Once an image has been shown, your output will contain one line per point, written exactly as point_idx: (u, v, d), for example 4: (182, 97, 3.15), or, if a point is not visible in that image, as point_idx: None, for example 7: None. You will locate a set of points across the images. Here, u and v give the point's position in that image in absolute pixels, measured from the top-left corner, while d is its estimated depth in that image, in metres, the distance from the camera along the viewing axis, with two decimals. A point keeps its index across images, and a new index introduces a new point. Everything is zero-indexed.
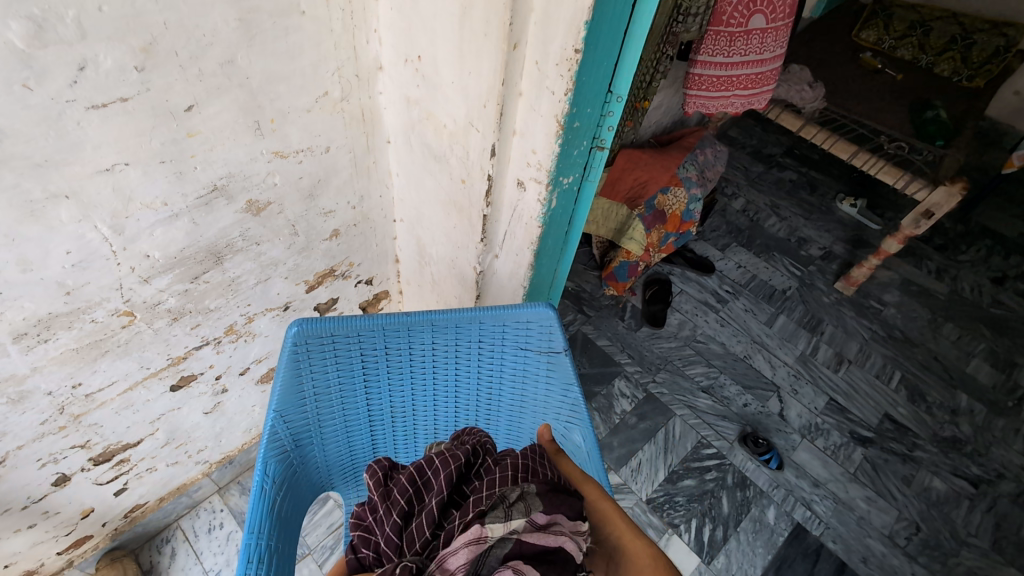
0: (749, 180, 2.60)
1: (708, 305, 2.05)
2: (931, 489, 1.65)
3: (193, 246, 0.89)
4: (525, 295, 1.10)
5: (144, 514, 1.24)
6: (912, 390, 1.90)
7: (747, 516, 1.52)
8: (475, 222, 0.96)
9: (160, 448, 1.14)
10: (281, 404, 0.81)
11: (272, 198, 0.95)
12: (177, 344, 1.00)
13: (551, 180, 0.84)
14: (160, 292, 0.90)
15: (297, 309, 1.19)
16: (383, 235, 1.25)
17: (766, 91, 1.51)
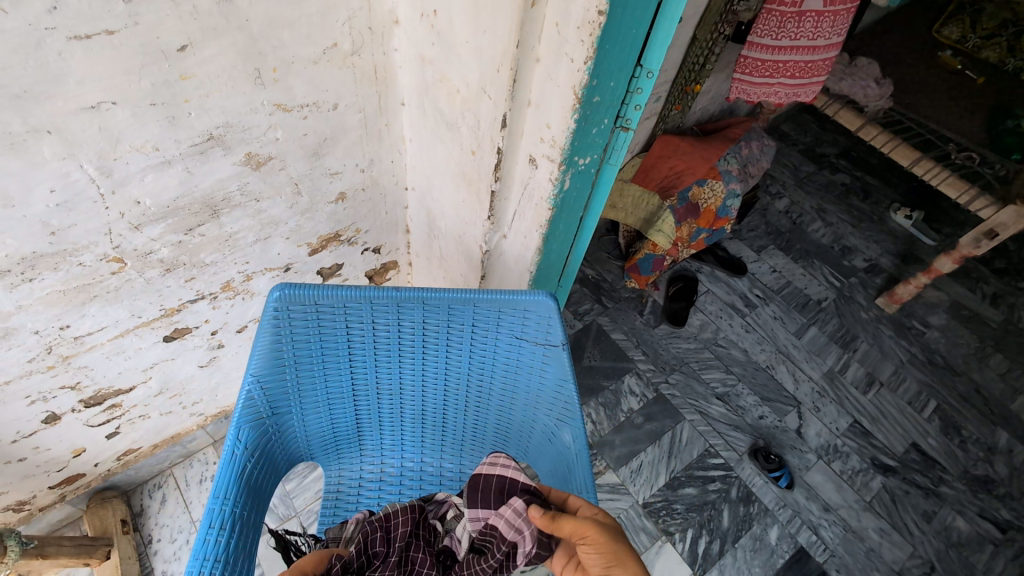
0: (796, 180, 2.44)
1: (734, 309, 1.94)
2: (952, 529, 1.54)
3: (187, 197, 0.86)
4: (532, 281, 1.04)
5: (137, 459, 1.25)
6: (946, 422, 1.76)
7: (747, 533, 1.44)
8: (482, 197, 0.89)
9: (154, 396, 1.14)
10: (259, 370, 0.78)
11: (274, 153, 0.90)
12: (171, 295, 0.98)
13: (565, 159, 0.77)
14: (151, 241, 0.87)
15: (299, 271, 1.16)
16: (393, 203, 1.20)
17: (816, 83, 1.34)
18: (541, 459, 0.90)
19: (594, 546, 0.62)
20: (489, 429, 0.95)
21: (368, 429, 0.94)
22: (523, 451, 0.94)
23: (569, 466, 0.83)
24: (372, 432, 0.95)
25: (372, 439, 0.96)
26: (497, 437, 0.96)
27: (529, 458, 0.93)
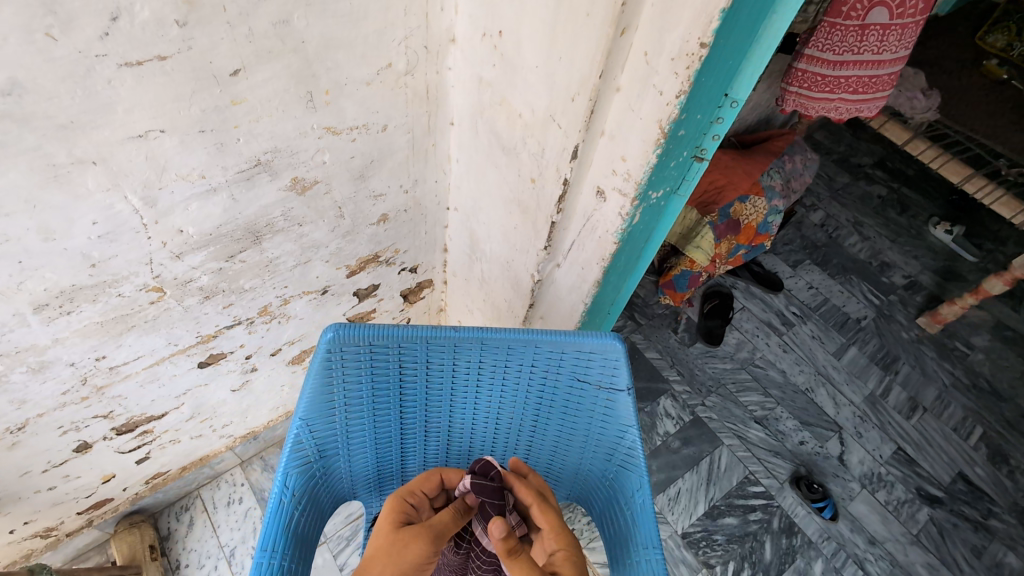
0: (831, 191, 2.36)
1: (771, 327, 1.88)
2: (1004, 565, 1.48)
3: (231, 223, 0.81)
4: (584, 311, 0.98)
5: (165, 482, 1.22)
6: (993, 450, 1.70)
7: (790, 567, 1.39)
8: (541, 228, 0.84)
9: (184, 421, 1.11)
10: (308, 413, 0.73)
11: (320, 177, 0.85)
12: (208, 322, 0.93)
13: (639, 193, 0.71)
14: (192, 269, 0.83)
15: (336, 293, 1.12)
16: (433, 223, 1.15)
17: (880, 97, 1.27)
18: (596, 504, 0.85)
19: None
20: (541, 470, 0.91)
21: (413, 468, 0.90)
22: (576, 493, 0.90)
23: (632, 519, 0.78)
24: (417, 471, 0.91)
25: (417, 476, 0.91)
26: (547, 477, 0.91)
27: (583, 501, 0.89)
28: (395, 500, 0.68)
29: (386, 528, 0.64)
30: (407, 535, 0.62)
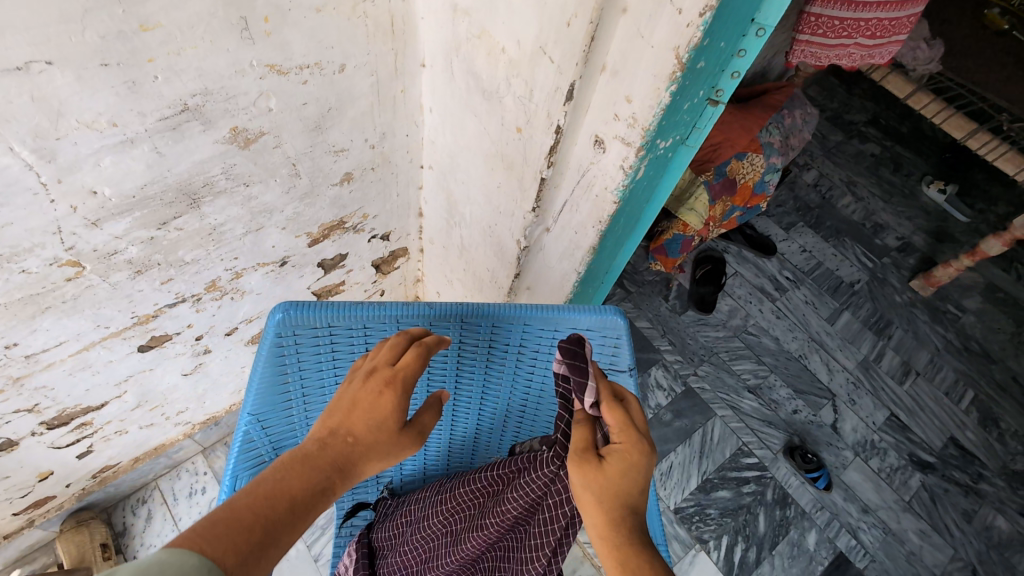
0: (824, 149, 2.27)
1: (764, 293, 1.81)
2: (993, 529, 1.48)
3: (159, 183, 0.68)
4: (577, 281, 0.88)
5: (116, 475, 1.11)
6: (983, 413, 1.68)
7: (784, 539, 1.36)
8: (528, 186, 0.73)
9: (131, 410, 0.99)
10: (258, 407, 0.63)
11: (266, 128, 0.72)
12: (144, 300, 0.81)
13: (646, 142, 0.60)
14: (115, 238, 0.70)
15: (297, 265, 0.99)
16: (405, 184, 1.02)
17: (894, 42, 1.20)
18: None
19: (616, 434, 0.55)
20: None
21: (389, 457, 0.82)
22: None
23: None
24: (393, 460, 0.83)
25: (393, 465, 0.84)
26: None
27: None
28: (400, 395, 0.53)
29: (383, 428, 0.52)
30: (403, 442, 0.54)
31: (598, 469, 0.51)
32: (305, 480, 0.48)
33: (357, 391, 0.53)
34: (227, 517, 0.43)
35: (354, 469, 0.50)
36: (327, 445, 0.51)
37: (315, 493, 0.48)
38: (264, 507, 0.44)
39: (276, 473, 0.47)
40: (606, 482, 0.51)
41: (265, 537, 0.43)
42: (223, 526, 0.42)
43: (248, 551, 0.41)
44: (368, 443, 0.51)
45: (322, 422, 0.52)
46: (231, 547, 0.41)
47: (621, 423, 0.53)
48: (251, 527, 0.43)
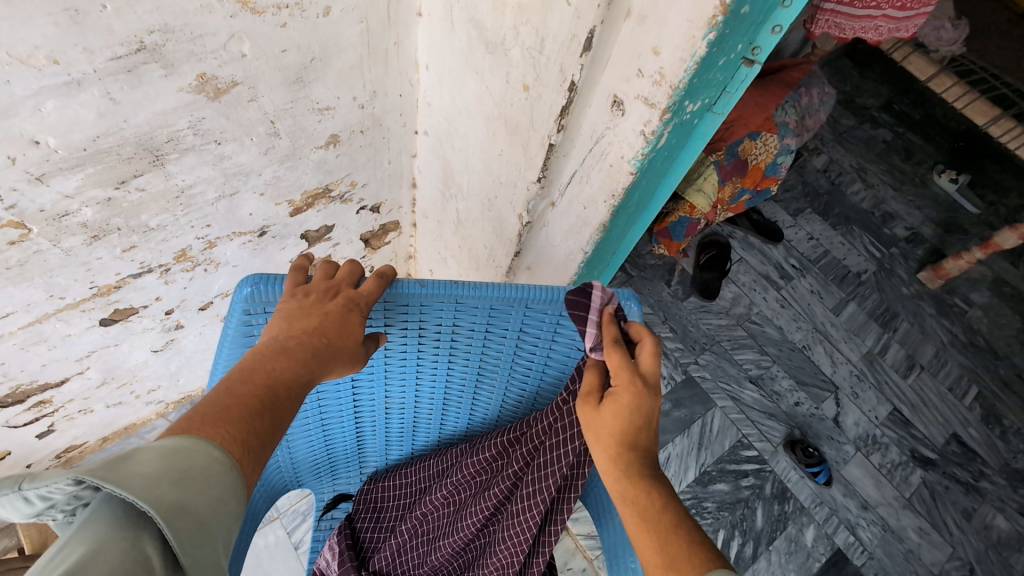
0: (835, 134, 2.19)
1: (769, 280, 1.75)
2: (992, 528, 1.45)
3: (114, 136, 0.59)
4: (583, 262, 0.82)
5: (82, 456, 1.04)
6: (987, 410, 1.65)
7: (782, 535, 1.32)
8: (534, 153, 0.65)
9: (95, 388, 0.91)
10: None
11: (239, 77, 0.63)
12: (104, 269, 0.73)
13: (673, 104, 0.52)
14: (65, 198, 0.61)
15: (277, 235, 0.91)
16: (397, 152, 0.94)
17: (922, 13, 1.11)
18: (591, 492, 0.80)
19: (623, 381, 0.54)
20: None
21: (372, 443, 0.78)
22: None
23: None
24: (378, 446, 0.79)
25: (377, 452, 0.80)
26: None
27: None
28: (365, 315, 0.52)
29: (353, 335, 0.50)
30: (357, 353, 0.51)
31: (591, 411, 0.52)
32: (284, 369, 0.45)
33: (322, 303, 0.50)
34: (232, 403, 0.42)
35: (329, 366, 0.48)
36: (298, 339, 0.47)
37: (300, 383, 0.46)
38: (261, 391, 0.43)
39: (254, 364, 0.45)
40: (600, 423, 0.51)
41: (271, 421, 0.43)
42: (232, 410, 0.41)
43: (260, 431, 0.42)
44: (342, 347, 0.49)
45: (284, 326, 0.48)
46: (246, 429, 0.41)
47: (621, 366, 0.52)
48: (258, 409, 0.42)
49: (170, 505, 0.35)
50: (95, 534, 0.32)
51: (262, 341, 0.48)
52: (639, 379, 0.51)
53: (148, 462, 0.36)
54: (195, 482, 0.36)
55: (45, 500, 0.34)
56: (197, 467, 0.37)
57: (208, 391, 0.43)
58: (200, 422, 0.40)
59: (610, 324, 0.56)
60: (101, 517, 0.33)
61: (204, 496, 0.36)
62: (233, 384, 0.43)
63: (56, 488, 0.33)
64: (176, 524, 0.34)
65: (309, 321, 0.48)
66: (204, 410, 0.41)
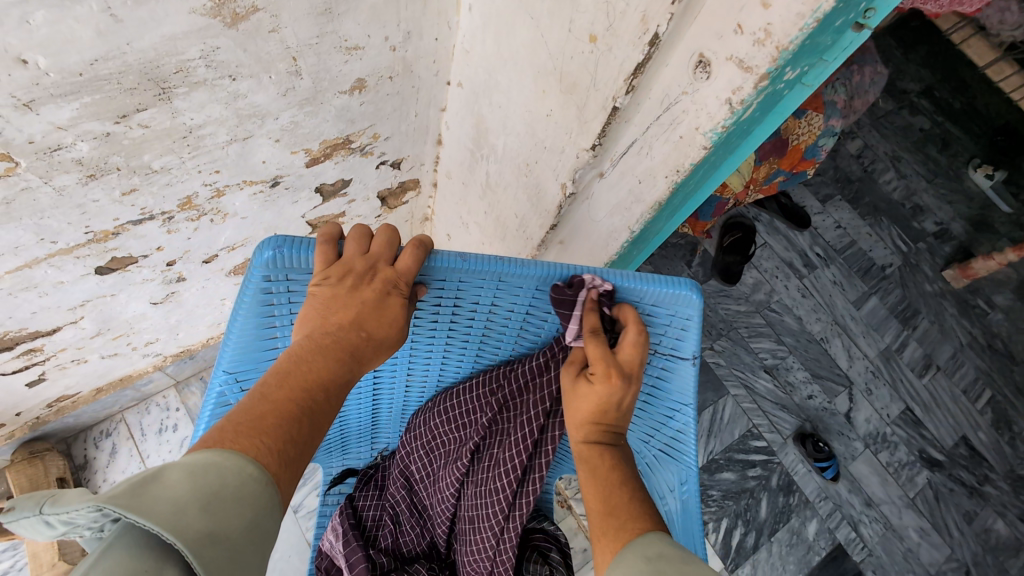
0: (873, 117, 2.07)
1: (792, 268, 1.68)
2: (992, 532, 1.44)
3: (115, 61, 0.50)
4: (629, 240, 0.77)
5: (75, 406, 1.00)
6: (998, 415, 1.62)
7: (784, 527, 1.31)
8: (592, 117, 0.58)
9: (89, 339, 0.85)
10: (236, 363, 0.55)
11: (262, 1, 0.54)
12: (103, 213, 0.66)
13: (775, 70, 0.45)
14: (57, 129, 0.53)
15: (291, 187, 0.83)
16: (425, 103, 0.85)
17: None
18: None
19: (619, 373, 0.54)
20: None
21: (389, 416, 0.76)
22: None
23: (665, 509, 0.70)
24: (393, 420, 0.77)
25: (392, 426, 0.78)
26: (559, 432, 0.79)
27: None
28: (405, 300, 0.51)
29: (393, 321, 0.50)
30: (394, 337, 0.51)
31: (569, 386, 0.56)
32: (321, 370, 0.46)
33: (359, 289, 0.49)
34: (267, 411, 0.42)
35: (366, 360, 0.49)
36: (336, 337, 0.47)
37: (341, 381, 0.47)
38: (297, 396, 0.44)
39: (289, 366, 0.45)
40: (575, 403, 0.54)
41: (309, 430, 0.44)
42: (268, 419, 0.42)
43: (298, 440, 0.42)
44: (381, 338, 0.50)
45: (320, 321, 0.48)
46: (283, 439, 0.41)
47: (600, 358, 0.53)
48: (296, 419, 0.43)
49: (198, 533, 0.33)
50: (119, 564, 0.31)
51: (298, 339, 0.48)
52: (621, 371, 0.53)
53: (178, 484, 0.35)
54: (225, 505, 0.35)
55: (68, 524, 0.33)
56: (228, 487, 0.36)
57: (244, 400, 0.43)
58: (233, 435, 0.40)
59: (592, 313, 0.55)
60: (125, 542, 0.32)
61: (235, 520, 0.35)
62: (267, 389, 0.44)
63: (81, 512, 0.32)
64: (205, 553, 0.33)
65: (345, 314, 0.48)
66: (240, 420, 0.41)
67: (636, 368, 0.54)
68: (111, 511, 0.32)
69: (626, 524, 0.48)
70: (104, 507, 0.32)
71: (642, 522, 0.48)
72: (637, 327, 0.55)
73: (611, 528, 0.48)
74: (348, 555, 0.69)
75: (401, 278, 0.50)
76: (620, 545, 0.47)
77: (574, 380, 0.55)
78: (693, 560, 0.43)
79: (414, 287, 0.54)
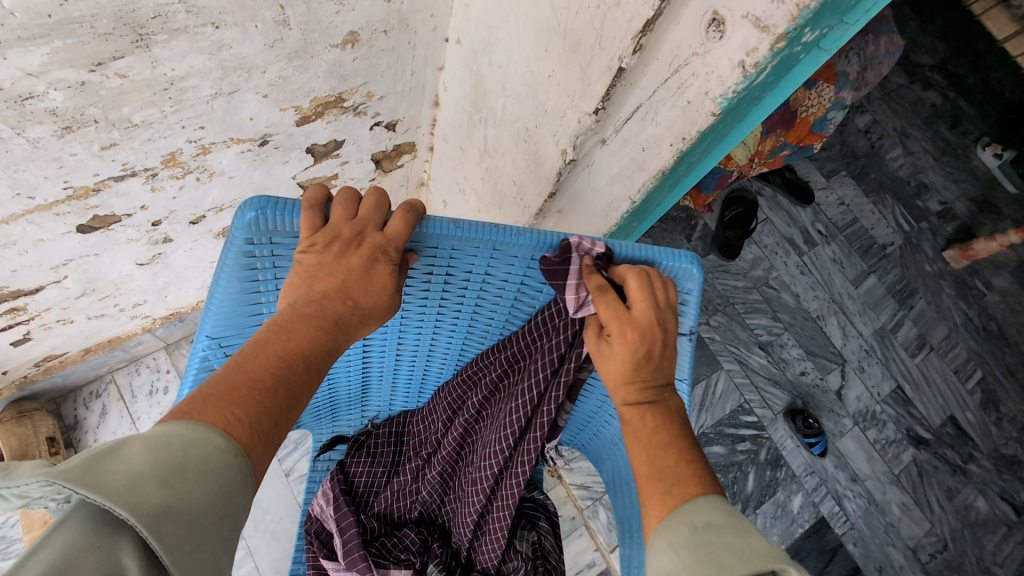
0: (884, 91, 2.02)
1: (792, 245, 1.66)
2: (972, 509, 1.47)
3: (86, 2, 0.47)
4: (629, 210, 0.74)
5: (63, 366, 0.99)
6: (987, 395, 1.63)
7: (769, 500, 1.33)
8: (597, 79, 0.55)
9: (74, 299, 0.84)
10: (219, 328, 0.53)
11: None
12: (81, 168, 0.63)
13: (796, 28, 0.42)
14: (28, 76, 0.50)
15: (280, 146, 0.80)
16: (422, 61, 0.81)
17: None
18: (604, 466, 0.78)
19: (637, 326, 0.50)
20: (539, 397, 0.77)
21: (378, 385, 0.75)
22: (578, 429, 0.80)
23: None
24: (382, 389, 0.76)
25: (381, 395, 0.77)
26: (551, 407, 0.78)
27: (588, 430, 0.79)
28: (395, 267, 0.49)
29: (384, 290, 0.49)
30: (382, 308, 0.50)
31: (593, 351, 0.53)
32: (303, 339, 0.45)
33: (344, 256, 0.47)
34: (243, 380, 0.41)
35: (352, 330, 0.48)
36: (321, 305, 0.46)
37: (324, 351, 0.46)
38: (279, 365, 0.43)
39: (272, 334, 0.45)
40: (603, 366, 0.52)
41: (290, 401, 0.43)
42: (245, 388, 0.41)
43: (272, 411, 0.41)
44: (368, 307, 0.49)
45: (304, 289, 0.47)
46: (258, 409, 0.41)
47: (612, 318, 0.50)
48: (275, 388, 0.42)
49: (154, 509, 0.33)
50: (71, 540, 0.31)
51: (282, 308, 0.47)
52: (636, 327, 0.50)
53: (137, 457, 0.34)
54: (183, 478, 0.35)
55: (24, 497, 0.33)
56: (192, 460, 0.36)
57: (222, 366, 0.42)
58: (203, 405, 0.39)
59: (592, 272, 0.52)
60: (79, 517, 0.32)
61: (196, 493, 0.35)
62: (245, 358, 0.43)
63: (34, 485, 0.32)
64: (162, 530, 0.33)
65: (331, 281, 0.46)
66: (213, 389, 0.40)
67: (655, 318, 0.51)
68: (61, 486, 0.32)
69: (672, 490, 0.48)
70: (55, 483, 0.31)
71: (692, 485, 0.48)
72: (637, 274, 0.52)
73: (658, 492, 0.48)
74: (340, 520, 0.69)
75: (391, 247, 0.48)
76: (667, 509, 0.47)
77: (598, 343, 0.53)
78: (745, 539, 0.43)
79: (404, 255, 0.52)
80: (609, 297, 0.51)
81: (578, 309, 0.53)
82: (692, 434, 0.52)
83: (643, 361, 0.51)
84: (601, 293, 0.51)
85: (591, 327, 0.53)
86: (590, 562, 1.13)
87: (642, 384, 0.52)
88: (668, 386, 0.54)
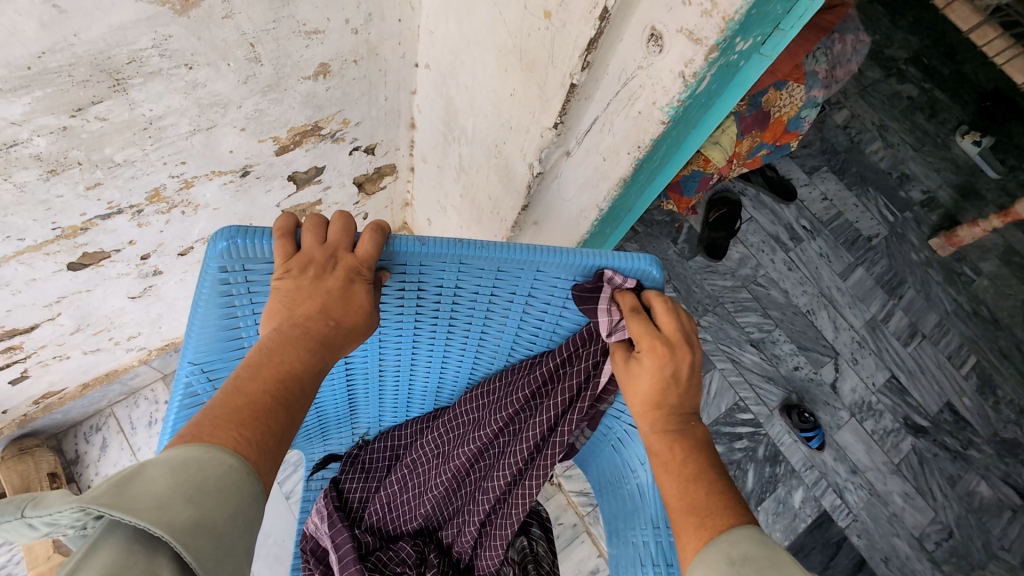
0: (860, 86, 2.04)
1: (778, 242, 1.69)
2: (975, 495, 1.47)
3: (63, 53, 0.50)
4: (599, 218, 0.77)
5: (62, 402, 1.01)
6: (982, 380, 1.64)
7: (771, 495, 1.34)
8: (551, 95, 0.58)
9: (68, 335, 0.86)
10: (201, 354, 0.55)
11: None
12: (69, 209, 0.66)
13: (726, 39, 0.45)
14: (12, 125, 0.53)
15: (262, 176, 0.83)
16: (394, 86, 0.84)
17: None
18: (593, 467, 0.80)
19: (667, 345, 0.52)
20: None
21: (365, 401, 0.77)
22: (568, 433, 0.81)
23: (641, 486, 0.70)
24: (369, 405, 0.78)
25: (369, 411, 0.79)
26: None
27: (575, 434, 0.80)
28: (369, 283, 0.51)
29: (360, 309, 0.50)
30: (357, 329, 0.51)
31: (622, 373, 0.55)
32: (291, 361, 0.46)
33: (321, 279, 0.49)
34: (243, 404, 0.43)
35: (336, 348, 0.50)
36: (303, 327, 0.48)
37: (314, 371, 0.48)
38: (272, 387, 0.45)
39: (261, 358, 0.46)
40: (633, 387, 0.53)
41: (285, 420, 0.45)
42: (245, 411, 0.43)
43: (274, 430, 0.43)
44: (349, 326, 0.50)
45: (285, 313, 0.48)
46: (262, 430, 0.42)
47: (643, 334, 0.52)
48: (270, 408, 0.44)
49: (185, 525, 0.35)
50: (112, 558, 0.33)
51: (265, 332, 0.48)
52: (664, 343, 0.52)
53: (160, 479, 0.36)
54: (208, 496, 0.37)
55: (51, 525, 0.35)
56: (211, 478, 0.38)
57: (217, 393, 0.44)
58: (212, 428, 0.41)
59: (626, 298, 0.56)
60: (116, 537, 0.34)
61: (220, 510, 0.37)
62: (241, 382, 0.45)
63: (66, 512, 0.34)
64: (194, 543, 0.35)
65: (311, 303, 0.48)
66: (216, 412, 0.42)
67: (684, 339, 0.53)
68: (96, 510, 0.34)
69: (706, 521, 0.48)
70: (88, 508, 0.34)
71: (726, 516, 0.48)
72: (663, 300, 0.55)
73: (692, 524, 0.48)
74: (335, 536, 0.70)
75: (365, 267, 0.51)
76: (702, 542, 0.47)
77: (626, 365, 0.54)
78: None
79: (377, 273, 0.54)
80: (641, 320, 0.53)
81: (611, 334, 0.56)
82: (718, 460, 0.52)
83: (671, 381, 0.52)
84: (629, 312, 0.54)
85: (620, 351, 0.55)
86: (593, 568, 1.13)
87: (672, 408, 0.52)
88: (690, 409, 0.54)
